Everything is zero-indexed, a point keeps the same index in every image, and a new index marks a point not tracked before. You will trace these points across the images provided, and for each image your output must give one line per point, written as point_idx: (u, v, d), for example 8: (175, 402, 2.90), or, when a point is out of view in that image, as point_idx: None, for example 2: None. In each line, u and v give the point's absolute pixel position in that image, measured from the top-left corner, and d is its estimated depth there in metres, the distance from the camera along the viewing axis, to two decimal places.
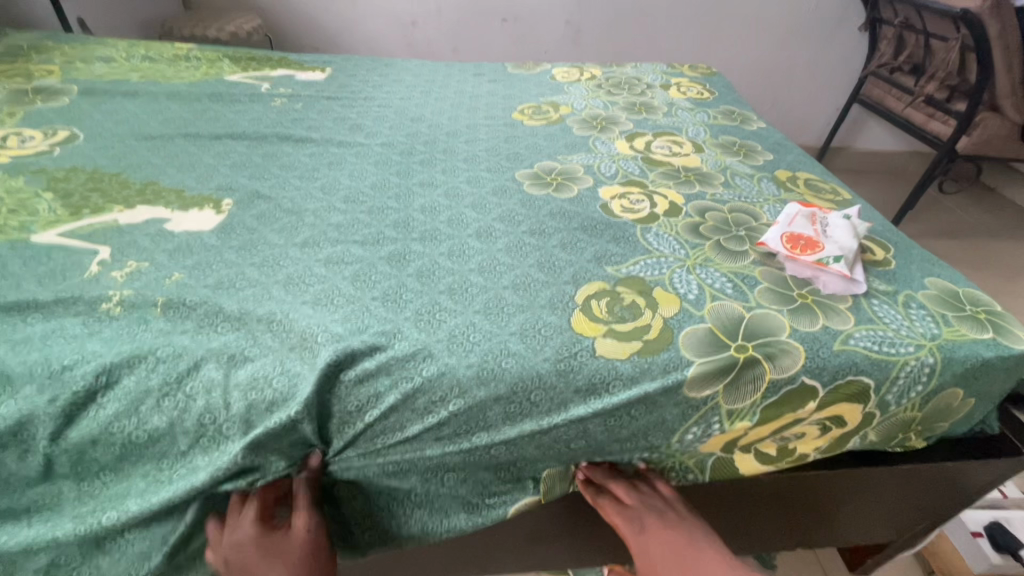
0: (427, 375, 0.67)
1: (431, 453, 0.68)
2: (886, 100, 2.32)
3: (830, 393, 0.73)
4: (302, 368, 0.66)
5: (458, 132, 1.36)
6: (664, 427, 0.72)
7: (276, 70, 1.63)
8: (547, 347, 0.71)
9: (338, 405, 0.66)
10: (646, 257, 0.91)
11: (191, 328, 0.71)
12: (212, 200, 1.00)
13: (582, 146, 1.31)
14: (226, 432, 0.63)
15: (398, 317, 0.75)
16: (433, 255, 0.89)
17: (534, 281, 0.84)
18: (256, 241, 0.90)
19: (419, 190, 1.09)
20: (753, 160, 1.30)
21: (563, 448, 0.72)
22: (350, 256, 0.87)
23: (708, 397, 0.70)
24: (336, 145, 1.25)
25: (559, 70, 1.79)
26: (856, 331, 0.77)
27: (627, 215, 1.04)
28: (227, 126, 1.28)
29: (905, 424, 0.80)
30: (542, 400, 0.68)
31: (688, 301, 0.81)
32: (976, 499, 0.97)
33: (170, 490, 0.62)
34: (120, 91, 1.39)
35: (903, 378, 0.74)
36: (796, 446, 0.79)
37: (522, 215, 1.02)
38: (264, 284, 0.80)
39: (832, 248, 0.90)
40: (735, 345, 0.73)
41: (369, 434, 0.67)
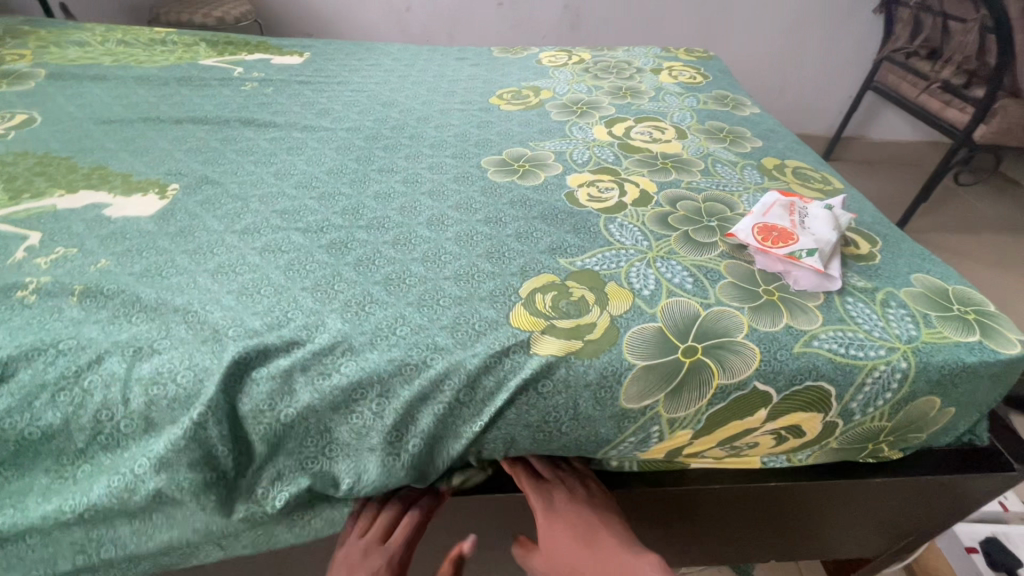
0: (346, 372, 0.62)
1: (355, 458, 0.63)
2: (902, 86, 2.19)
3: (785, 400, 0.68)
4: (211, 362, 0.61)
5: (429, 117, 1.30)
6: (601, 432, 0.68)
7: (252, 54, 1.59)
8: (480, 343, 0.65)
9: (248, 405, 0.60)
10: (605, 248, 0.85)
11: (104, 318, 0.67)
12: (158, 185, 0.97)
13: (557, 131, 1.24)
14: (124, 431, 0.60)
15: (324, 309, 0.69)
16: (376, 243, 0.84)
17: (479, 272, 0.78)
18: (194, 228, 0.86)
19: (376, 176, 1.04)
20: (740, 147, 1.22)
21: (492, 454, 0.68)
22: (289, 244, 0.83)
23: (648, 403, 0.66)
24: (299, 129, 1.20)
25: (547, 53, 1.72)
26: (822, 332, 0.71)
27: (592, 204, 0.97)
28: (190, 111, 1.25)
29: (874, 435, 0.74)
30: (472, 401, 0.63)
31: (642, 296, 0.75)
32: (964, 514, 0.90)
33: (68, 491, 0.59)
34: (88, 75, 1.36)
35: (870, 384, 0.69)
36: (747, 451, 0.75)
37: (480, 203, 0.96)
38: (191, 272, 0.76)
39: (807, 240, 0.83)
40: (683, 347, 0.68)
41: (286, 437, 0.61)
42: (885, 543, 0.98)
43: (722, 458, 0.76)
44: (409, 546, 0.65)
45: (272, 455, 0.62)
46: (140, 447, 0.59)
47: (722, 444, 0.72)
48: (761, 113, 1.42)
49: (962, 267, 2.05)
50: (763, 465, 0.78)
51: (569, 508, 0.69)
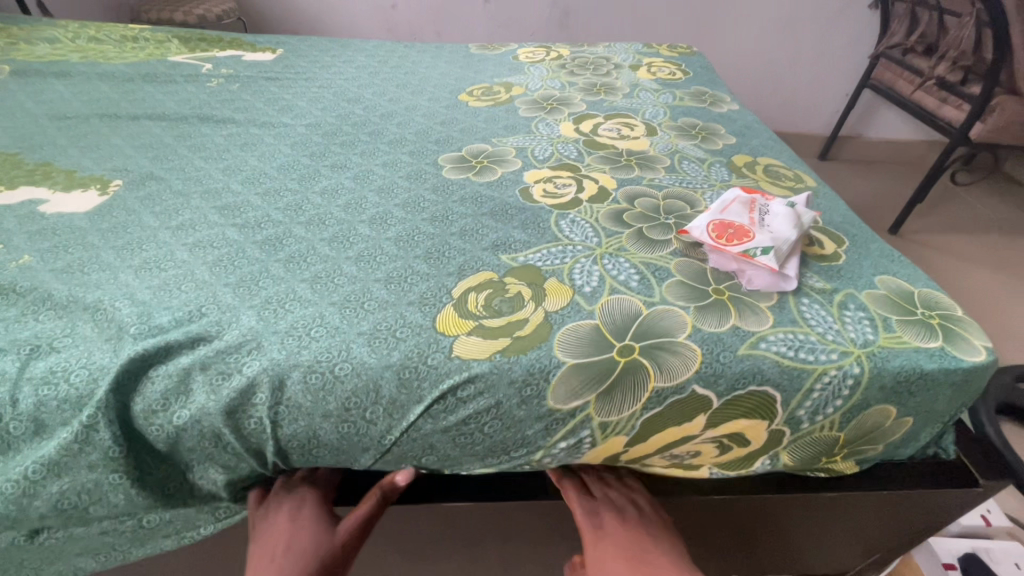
0: (248, 374, 0.59)
1: (256, 459, 0.62)
2: (898, 84, 2.13)
3: (726, 406, 0.64)
4: (107, 361, 0.59)
5: (393, 113, 1.26)
6: (527, 436, 0.65)
7: (224, 51, 1.57)
8: (396, 352, 0.62)
9: (141, 405, 0.58)
10: (551, 245, 0.81)
11: (11, 317, 0.65)
12: (100, 181, 0.95)
13: (522, 128, 1.21)
14: (14, 433, 0.57)
15: (241, 304, 0.67)
16: (313, 240, 0.81)
17: (412, 273, 0.74)
18: (128, 223, 0.84)
19: (327, 172, 1.01)
20: (711, 144, 1.17)
21: (410, 462, 0.66)
22: (222, 239, 0.80)
23: (577, 405, 0.62)
24: (258, 126, 1.17)
25: (525, 50, 1.68)
26: (770, 334, 0.67)
27: (546, 200, 0.93)
28: (150, 107, 1.22)
29: (826, 446, 0.70)
30: (381, 414, 0.61)
31: (583, 294, 0.71)
32: (930, 529, 0.86)
33: None
34: (52, 72, 1.35)
35: (819, 391, 0.64)
36: (691, 461, 0.71)
37: (429, 200, 0.93)
38: (114, 268, 0.73)
39: (764, 237, 0.79)
40: (619, 347, 0.64)
41: (184, 439, 0.59)
42: (858, 556, 0.93)
43: (665, 466, 0.72)
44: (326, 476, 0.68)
45: (173, 455, 0.61)
46: (30, 450, 0.58)
47: (661, 451, 0.69)
48: (740, 110, 1.37)
49: (950, 266, 2.00)
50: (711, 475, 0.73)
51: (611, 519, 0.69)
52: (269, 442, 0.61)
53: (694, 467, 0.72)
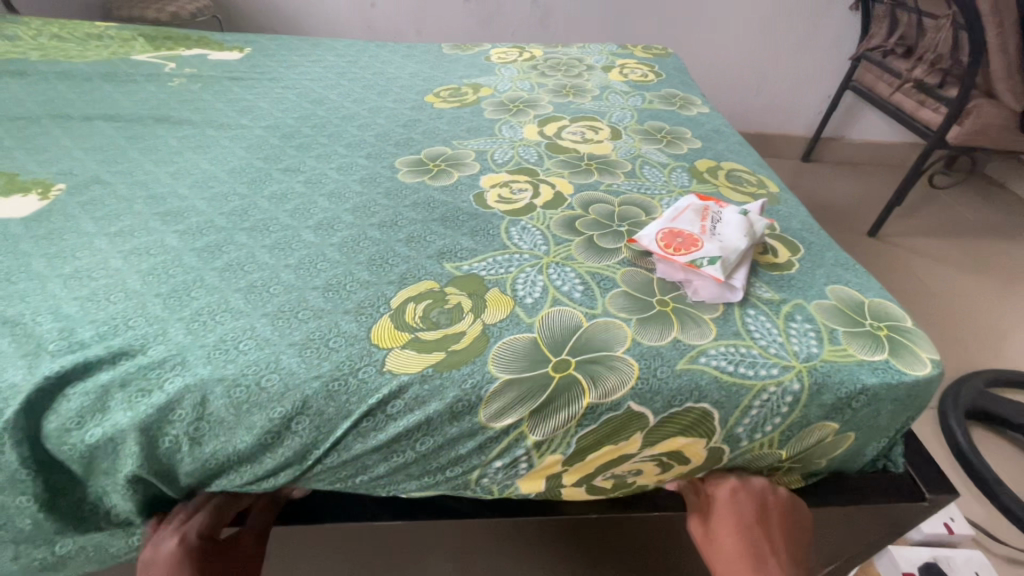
0: (168, 390, 0.57)
1: (178, 479, 0.60)
2: (878, 87, 2.12)
3: (662, 424, 0.63)
4: (19, 378, 0.57)
5: (356, 115, 1.24)
6: (461, 454, 0.62)
7: (189, 49, 1.54)
8: (325, 363, 0.60)
9: (54, 423, 0.56)
10: (497, 254, 0.79)
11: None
12: (43, 185, 0.92)
13: (485, 131, 1.19)
14: None
15: (170, 317, 0.65)
16: (253, 248, 0.79)
17: (351, 281, 0.73)
18: (65, 230, 0.81)
19: (279, 176, 0.99)
20: (676, 148, 1.16)
21: (340, 481, 0.64)
22: (160, 247, 0.78)
23: (509, 422, 0.60)
24: (215, 127, 1.15)
25: (497, 50, 1.66)
26: (712, 347, 0.65)
27: (499, 206, 0.91)
28: (105, 107, 1.20)
29: (769, 463, 0.68)
30: (306, 427, 0.59)
31: (523, 305, 0.69)
32: (885, 540, 0.85)
33: None
34: (9, 70, 1.32)
35: (758, 408, 0.63)
36: (634, 481, 0.69)
37: (380, 206, 0.91)
38: (42, 278, 0.71)
39: (712, 247, 0.77)
40: (555, 361, 0.62)
41: (97, 459, 0.57)
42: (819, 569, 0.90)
43: (610, 489, 0.69)
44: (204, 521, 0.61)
45: (89, 476, 0.58)
46: None
47: (601, 473, 0.66)
48: (709, 113, 1.36)
49: (925, 270, 1.99)
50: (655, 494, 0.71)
51: (750, 517, 0.64)
52: (187, 461, 0.58)
53: (639, 487, 0.69)
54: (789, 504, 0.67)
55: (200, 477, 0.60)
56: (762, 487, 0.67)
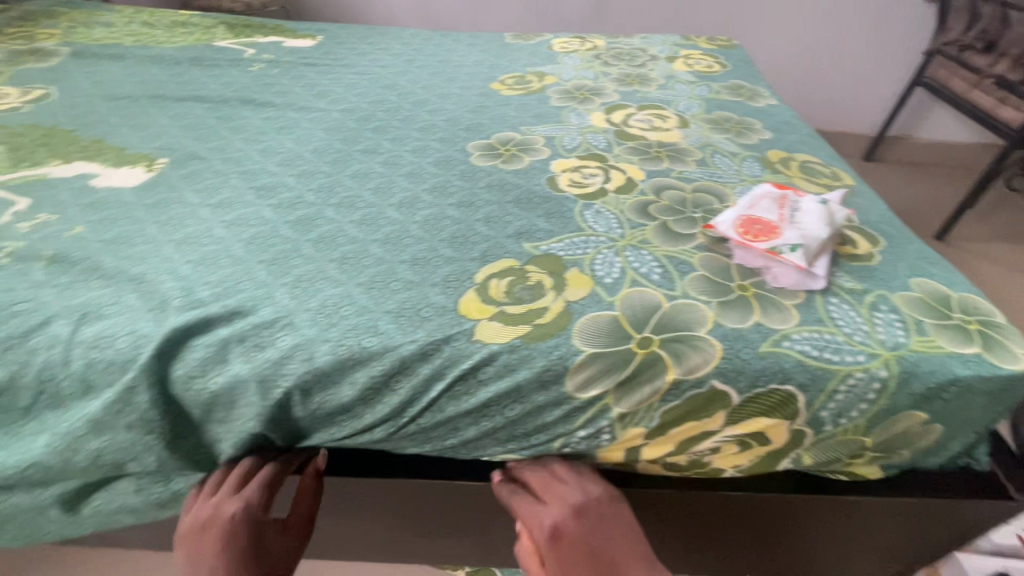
0: (281, 347, 0.62)
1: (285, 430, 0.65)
2: (953, 83, 2.01)
3: (746, 402, 0.63)
4: (149, 330, 0.62)
5: (426, 101, 1.28)
6: (547, 422, 0.64)
7: (266, 37, 1.61)
8: (420, 330, 0.64)
9: (180, 370, 0.61)
10: (574, 235, 0.81)
11: (64, 283, 0.69)
12: (147, 159, 1.00)
13: (552, 117, 1.20)
14: (66, 390, 0.62)
15: (275, 282, 0.69)
16: (342, 222, 0.83)
17: (436, 257, 0.76)
18: (171, 200, 0.88)
19: (359, 156, 1.03)
20: (745, 138, 1.14)
21: (428, 442, 0.67)
22: (257, 218, 0.83)
23: (595, 394, 0.62)
24: (295, 110, 1.21)
25: (559, 40, 1.67)
26: (795, 332, 0.65)
27: (572, 190, 0.93)
28: (195, 89, 1.27)
29: (850, 451, 0.68)
30: (405, 387, 0.62)
31: (602, 285, 0.71)
32: (960, 538, 0.83)
33: (14, 447, 0.63)
34: (108, 55, 1.41)
35: (843, 393, 0.63)
36: (711, 460, 0.69)
37: (457, 186, 0.94)
38: (157, 242, 0.77)
39: (793, 234, 0.77)
40: (638, 338, 0.63)
41: (218, 403, 0.63)
42: (881, 564, 0.90)
43: (685, 467, 0.70)
44: (259, 496, 0.62)
45: (208, 420, 0.64)
46: (78, 408, 0.62)
47: (682, 448, 0.67)
48: (778, 105, 1.33)
49: (997, 277, 1.89)
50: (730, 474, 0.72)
51: (575, 535, 0.62)
52: (296, 411, 0.64)
53: (715, 467, 0.70)
54: (598, 502, 0.64)
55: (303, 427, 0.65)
56: (566, 497, 0.64)
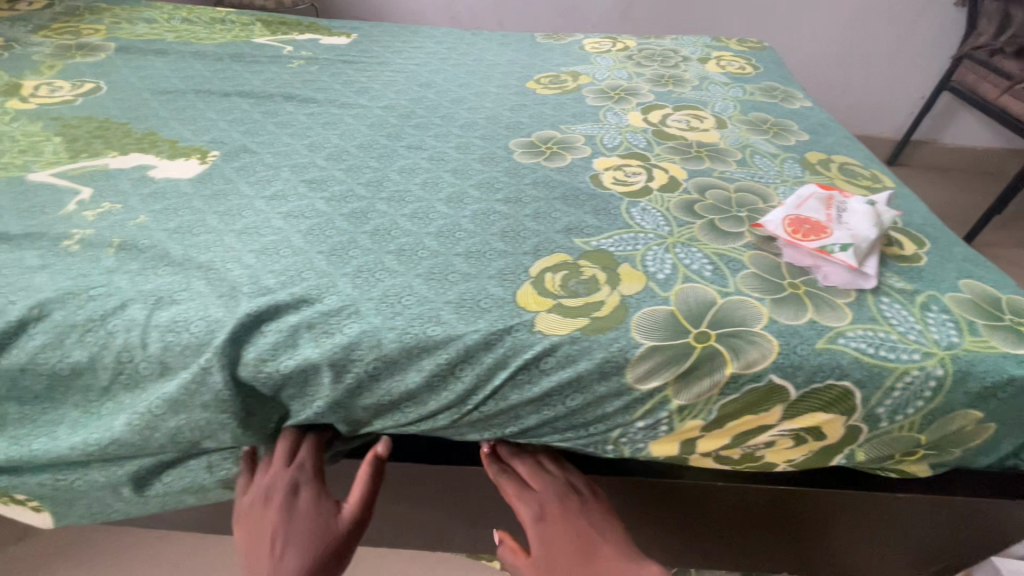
0: (349, 334, 0.64)
1: (350, 414, 0.67)
2: (982, 87, 1.97)
3: (805, 398, 0.64)
4: (222, 315, 0.65)
5: (464, 99, 1.29)
6: (607, 412, 0.66)
7: (303, 34, 1.63)
8: (482, 320, 0.65)
9: (252, 354, 0.63)
10: (623, 231, 0.82)
11: (135, 270, 0.71)
12: (200, 151, 1.02)
13: (590, 116, 1.21)
14: (144, 371, 0.65)
15: (337, 272, 0.71)
16: (395, 216, 0.85)
17: (491, 250, 0.77)
18: (227, 191, 0.90)
19: (404, 152, 1.05)
20: (783, 140, 1.15)
21: (487, 428, 0.69)
22: (312, 211, 0.86)
23: (654, 386, 0.64)
24: (337, 106, 1.23)
25: (591, 40, 1.68)
26: (849, 330, 0.66)
27: (617, 188, 0.94)
28: (239, 85, 1.30)
29: (902, 447, 0.69)
30: (470, 374, 0.64)
31: (656, 280, 0.72)
32: (1001, 540, 0.84)
33: (94, 424, 0.66)
34: (152, 50, 1.44)
35: (900, 390, 0.64)
36: (764, 454, 0.71)
37: (503, 182, 0.95)
38: (218, 231, 0.80)
39: (842, 234, 0.78)
40: (696, 333, 0.65)
41: (288, 386, 0.65)
42: (911, 569, 0.92)
43: (738, 460, 0.72)
44: (315, 467, 0.67)
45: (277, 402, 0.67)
46: (155, 388, 0.65)
47: (737, 442, 0.69)
48: (813, 107, 1.34)
49: None
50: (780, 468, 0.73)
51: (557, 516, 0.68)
52: (364, 396, 0.66)
53: (767, 461, 0.71)
54: (577, 488, 0.71)
55: (367, 412, 0.67)
56: (551, 483, 0.71)
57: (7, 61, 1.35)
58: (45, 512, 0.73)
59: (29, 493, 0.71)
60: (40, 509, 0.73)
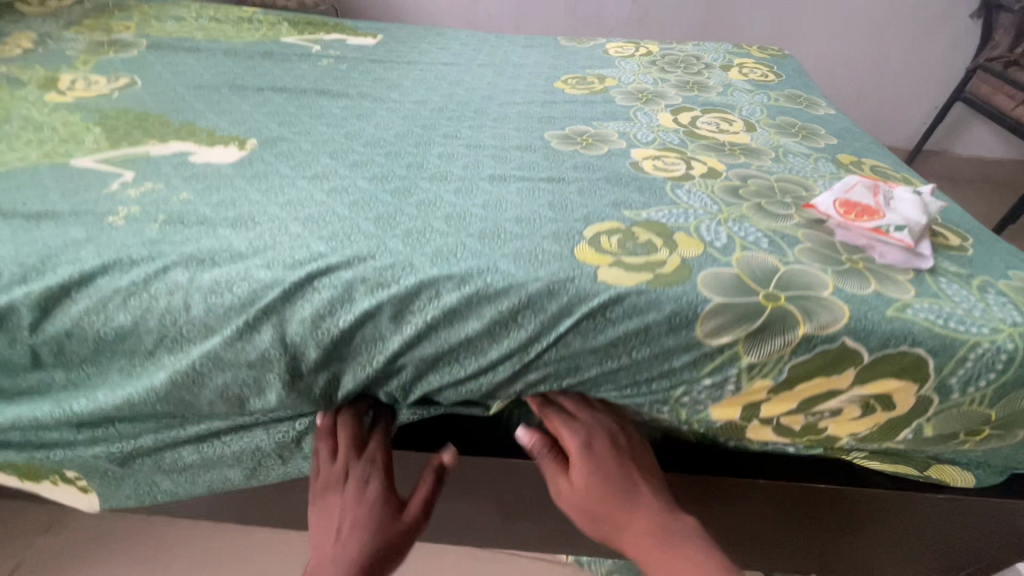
0: (404, 283, 0.65)
1: (412, 369, 0.67)
2: (996, 98, 1.98)
3: (878, 361, 0.64)
4: (270, 278, 0.66)
5: (494, 96, 1.31)
6: (674, 367, 0.65)
7: (329, 34, 1.65)
8: (543, 269, 0.66)
9: (309, 311, 0.64)
10: (671, 207, 0.83)
11: (179, 240, 0.73)
12: (238, 140, 1.04)
13: (620, 115, 1.23)
14: (187, 335, 0.67)
15: (385, 235, 0.72)
16: (439, 191, 0.85)
17: (540, 218, 0.77)
18: (268, 173, 0.91)
19: (440, 140, 1.05)
20: (812, 142, 1.16)
21: (551, 381, 0.68)
22: (354, 188, 0.86)
23: (726, 341, 0.63)
24: (370, 100, 1.24)
25: (614, 44, 1.70)
26: (916, 302, 0.67)
27: (658, 172, 0.95)
28: (271, 80, 1.32)
29: (971, 424, 0.68)
30: (535, 321, 0.64)
31: (715, 247, 0.73)
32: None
33: (137, 385, 0.68)
34: (184, 47, 1.46)
35: (972, 361, 0.64)
36: (827, 426, 0.68)
37: (544, 166, 0.95)
38: (261, 205, 0.81)
39: (895, 217, 0.79)
40: (765, 293, 0.65)
41: (344, 343, 0.65)
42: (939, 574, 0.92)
43: (801, 431, 0.69)
44: (384, 460, 0.68)
45: (328, 362, 0.67)
46: (196, 348, 0.67)
47: (804, 408, 0.67)
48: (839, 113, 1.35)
49: None
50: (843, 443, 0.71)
51: (607, 456, 0.65)
52: (424, 347, 0.65)
53: (830, 433, 0.69)
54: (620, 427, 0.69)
55: (428, 363, 0.66)
56: (598, 419, 0.68)
57: (41, 56, 1.37)
58: (91, 494, 0.80)
59: (79, 469, 0.77)
60: (87, 490, 0.80)
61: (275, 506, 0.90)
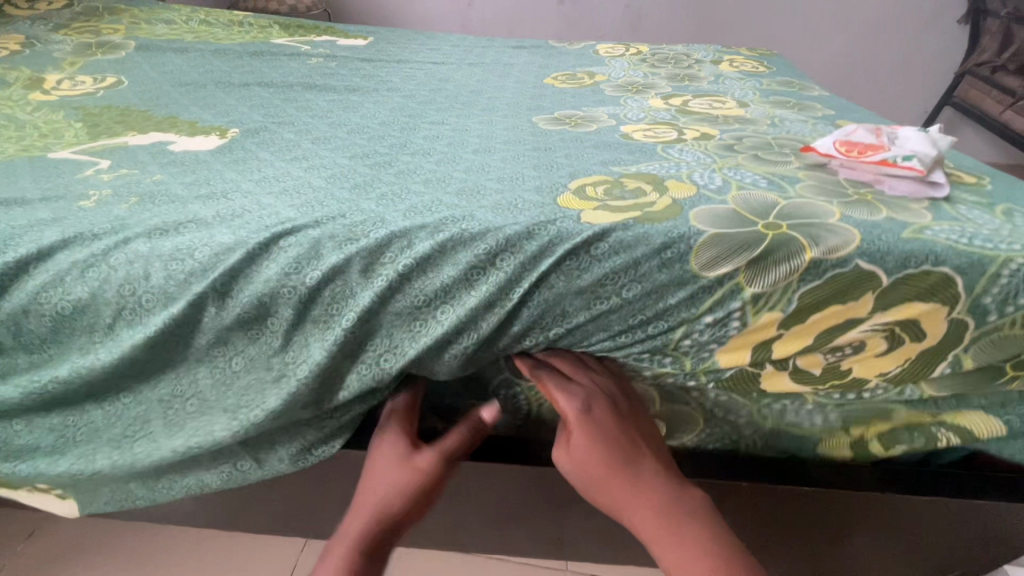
0: (374, 236, 0.61)
1: (387, 328, 0.62)
2: (986, 103, 1.96)
3: (899, 284, 0.59)
4: (232, 241, 0.62)
5: (482, 90, 1.29)
6: (670, 305, 0.60)
7: (320, 36, 1.65)
8: (522, 215, 0.63)
9: (274, 270, 0.61)
10: (663, 161, 0.80)
11: (147, 214, 0.69)
12: (219, 129, 1.01)
13: (611, 102, 1.21)
14: (147, 305, 0.63)
15: (360, 199, 0.69)
16: (421, 162, 0.82)
17: (523, 177, 0.74)
18: (247, 158, 0.88)
19: (426, 126, 1.03)
20: (810, 112, 1.15)
21: (537, 332, 0.63)
22: (334, 164, 0.83)
23: (724, 271, 0.59)
24: (357, 94, 1.23)
25: (604, 45, 1.70)
26: (934, 225, 0.62)
27: (649, 139, 0.93)
28: (259, 77, 1.30)
29: (1013, 352, 0.62)
30: (514, 265, 0.60)
31: (709, 189, 0.69)
32: None
33: (98, 363, 0.64)
34: (173, 48, 1.46)
35: (1007, 278, 0.58)
36: (849, 366, 0.63)
37: (531, 140, 0.93)
38: (238, 180, 0.78)
39: (899, 151, 0.76)
40: (765, 223, 0.61)
41: (314, 300, 0.61)
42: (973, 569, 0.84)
43: (823, 372, 0.64)
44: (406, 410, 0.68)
45: (299, 325, 0.63)
46: (156, 318, 0.63)
47: (821, 343, 0.62)
48: None
49: None
50: (870, 385, 0.65)
51: (605, 423, 0.62)
52: (398, 298, 0.61)
53: (855, 374, 0.64)
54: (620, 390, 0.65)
55: (403, 317, 0.62)
56: (596, 383, 0.63)
57: (28, 58, 1.36)
58: (67, 502, 0.73)
59: (51, 482, 0.69)
60: (63, 497, 0.73)
61: (253, 507, 0.84)
